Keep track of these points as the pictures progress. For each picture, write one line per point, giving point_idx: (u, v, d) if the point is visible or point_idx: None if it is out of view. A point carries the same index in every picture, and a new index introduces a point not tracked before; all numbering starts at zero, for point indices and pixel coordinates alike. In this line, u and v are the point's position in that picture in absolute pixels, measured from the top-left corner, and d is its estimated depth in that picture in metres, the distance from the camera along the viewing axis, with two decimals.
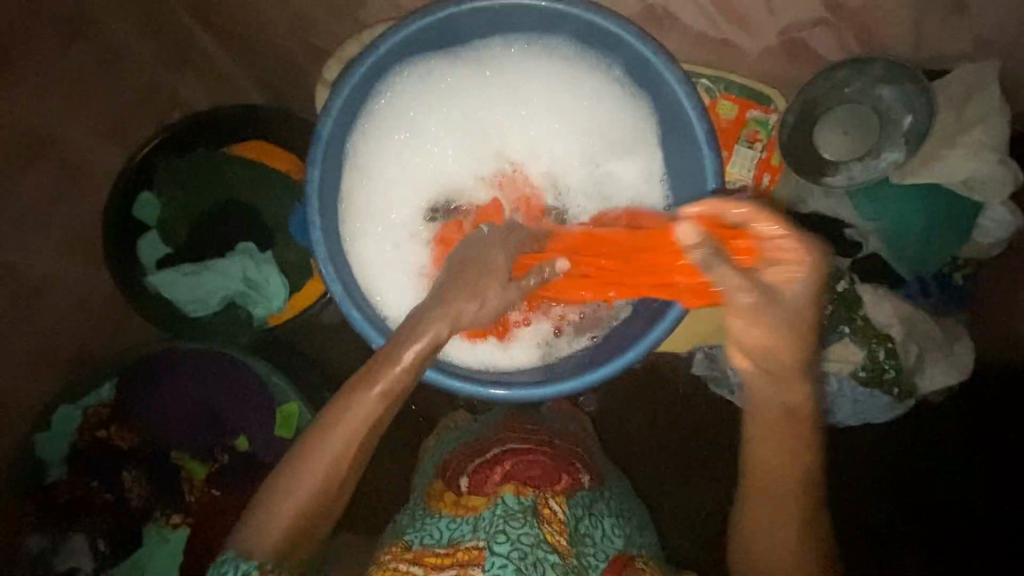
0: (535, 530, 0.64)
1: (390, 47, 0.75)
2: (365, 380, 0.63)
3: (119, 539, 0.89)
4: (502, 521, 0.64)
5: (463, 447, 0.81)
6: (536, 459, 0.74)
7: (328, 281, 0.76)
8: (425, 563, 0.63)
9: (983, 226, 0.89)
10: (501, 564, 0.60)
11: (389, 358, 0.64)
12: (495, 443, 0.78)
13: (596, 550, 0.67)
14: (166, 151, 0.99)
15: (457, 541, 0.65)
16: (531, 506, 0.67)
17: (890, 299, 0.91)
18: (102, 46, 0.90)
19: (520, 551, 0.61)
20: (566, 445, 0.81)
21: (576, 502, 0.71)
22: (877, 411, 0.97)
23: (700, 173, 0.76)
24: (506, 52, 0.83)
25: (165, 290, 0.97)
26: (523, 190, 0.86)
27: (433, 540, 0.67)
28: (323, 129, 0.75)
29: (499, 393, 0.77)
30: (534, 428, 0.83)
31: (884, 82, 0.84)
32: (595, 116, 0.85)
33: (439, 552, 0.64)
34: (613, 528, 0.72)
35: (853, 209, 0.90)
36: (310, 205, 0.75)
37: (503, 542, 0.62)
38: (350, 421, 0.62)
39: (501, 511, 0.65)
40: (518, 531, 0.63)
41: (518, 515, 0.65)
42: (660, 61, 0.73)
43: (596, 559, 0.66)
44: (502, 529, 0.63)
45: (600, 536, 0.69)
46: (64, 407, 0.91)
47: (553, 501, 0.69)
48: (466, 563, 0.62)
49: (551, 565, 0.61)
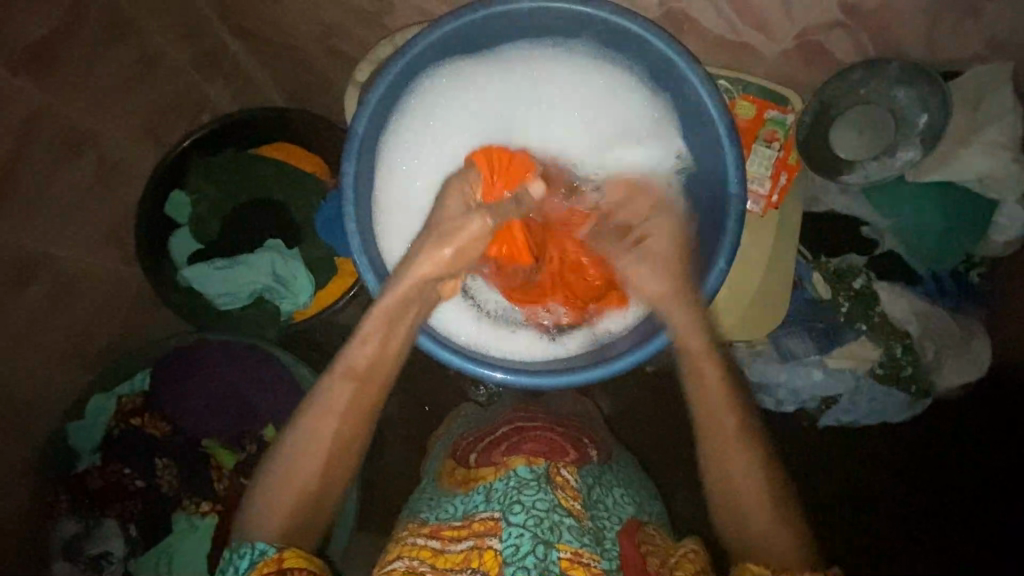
0: (549, 496, 0.65)
1: (423, 47, 0.77)
2: (355, 343, 0.70)
3: (147, 525, 0.91)
4: (517, 492, 0.65)
5: (473, 431, 0.85)
6: (544, 435, 0.76)
7: (361, 270, 0.78)
8: (443, 536, 0.65)
9: (999, 225, 0.90)
10: (518, 532, 0.61)
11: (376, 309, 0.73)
12: (503, 423, 0.82)
13: (610, 514, 0.69)
14: (199, 150, 1.02)
15: (472, 513, 0.67)
16: (545, 474, 0.68)
17: (907, 296, 0.93)
18: (137, 48, 0.94)
19: (535, 518, 0.62)
20: (575, 425, 0.85)
21: (586, 473, 0.73)
22: (895, 409, 0.98)
23: (721, 168, 0.79)
24: (531, 55, 0.86)
25: (197, 284, 1.00)
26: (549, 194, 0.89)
27: (448, 514, 0.69)
28: (358, 125, 0.78)
29: (514, 381, 0.79)
30: (544, 412, 0.88)
31: (898, 83, 0.86)
32: (614, 116, 0.88)
33: (456, 524, 0.66)
34: (622, 497, 0.73)
35: (870, 208, 0.94)
36: (345, 198, 0.78)
37: (519, 512, 0.63)
38: (318, 408, 0.67)
39: (514, 482, 0.66)
40: (533, 498, 0.64)
41: (531, 483, 0.66)
42: (684, 62, 0.76)
43: (610, 522, 0.68)
44: (517, 499, 0.64)
45: (612, 503, 0.71)
46: (97, 399, 0.94)
47: (564, 470, 0.70)
48: (482, 534, 0.64)
49: (568, 528, 0.63)
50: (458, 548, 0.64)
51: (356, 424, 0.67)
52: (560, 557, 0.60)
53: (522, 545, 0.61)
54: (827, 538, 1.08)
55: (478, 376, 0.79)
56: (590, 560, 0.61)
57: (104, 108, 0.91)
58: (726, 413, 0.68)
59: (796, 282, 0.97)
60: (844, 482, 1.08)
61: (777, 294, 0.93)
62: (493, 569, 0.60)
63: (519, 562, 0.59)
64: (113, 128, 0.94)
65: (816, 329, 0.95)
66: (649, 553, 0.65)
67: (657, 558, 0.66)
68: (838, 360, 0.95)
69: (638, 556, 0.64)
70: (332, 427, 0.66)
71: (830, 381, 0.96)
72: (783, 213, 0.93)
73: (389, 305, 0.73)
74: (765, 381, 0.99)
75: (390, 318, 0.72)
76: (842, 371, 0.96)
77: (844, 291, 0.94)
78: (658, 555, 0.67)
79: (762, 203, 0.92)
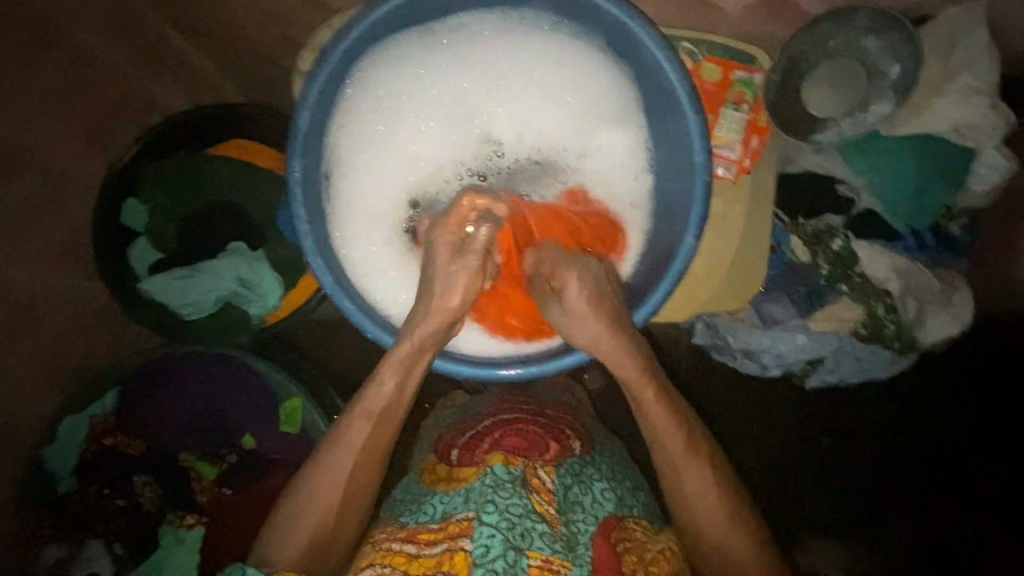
0: (524, 500, 0.66)
1: (363, 29, 0.72)
2: (348, 422, 0.70)
3: (133, 542, 0.90)
4: (490, 492, 0.66)
5: (454, 424, 0.86)
6: (526, 430, 0.78)
7: (318, 272, 0.74)
8: (418, 541, 0.67)
9: (978, 173, 0.87)
10: (490, 533, 0.62)
11: (366, 398, 0.70)
12: (485, 416, 0.83)
13: (585, 515, 0.70)
14: (148, 157, 0.97)
15: (449, 515, 0.67)
16: (520, 476, 0.69)
17: (885, 253, 0.90)
18: (70, 52, 0.88)
19: (508, 521, 0.63)
20: (555, 415, 0.85)
21: (565, 470, 0.74)
22: (879, 366, 0.97)
23: (685, 138, 0.74)
24: (482, 30, 0.81)
25: (159, 296, 0.96)
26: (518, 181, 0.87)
27: (427, 516, 0.69)
28: (301, 118, 0.73)
29: (512, 372, 0.77)
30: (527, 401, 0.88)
31: (869, 31, 0.83)
32: (573, 91, 0.84)
33: (433, 527, 0.67)
34: (604, 492, 0.74)
35: (847, 167, 0.90)
36: (294, 198, 0.73)
37: (492, 512, 0.64)
38: (326, 479, 0.68)
39: (490, 482, 0.67)
40: (507, 501, 0.65)
41: (506, 485, 0.66)
42: (639, 27, 0.71)
43: (585, 524, 0.69)
44: (491, 500, 0.65)
45: (591, 501, 0.72)
46: (70, 417, 0.91)
47: (541, 471, 0.72)
48: (456, 536, 0.65)
49: (540, 534, 0.64)
50: (432, 552, 0.65)
51: (364, 474, 0.70)
52: (530, 564, 0.62)
53: (493, 547, 0.62)
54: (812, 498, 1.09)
55: (456, 374, 0.77)
56: (560, 566, 0.63)
57: (42, 119, 0.86)
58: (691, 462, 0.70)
59: (773, 247, 0.94)
60: None
61: (754, 258, 0.91)
62: (464, 570, 0.62)
63: (488, 564, 0.61)
64: (55, 140, 0.89)
65: (797, 293, 0.93)
66: (624, 550, 0.67)
67: (634, 553, 0.68)
68: (822, 323, 0.94)
69: (612, 555, 0.66)
70: (340, 486, 0.68)
71: (813, 345, 0.95)
72: (756, 177, 0.90)
73: (372, 408, 0.70)
74: (751, 347, 0.97)
75: (401, 370, 0.71)
76: (826, 334, 0.95)
77: (823, 253, 0.92)
78: (633, 549, 0.68)
79: (733, 167, 0.89)
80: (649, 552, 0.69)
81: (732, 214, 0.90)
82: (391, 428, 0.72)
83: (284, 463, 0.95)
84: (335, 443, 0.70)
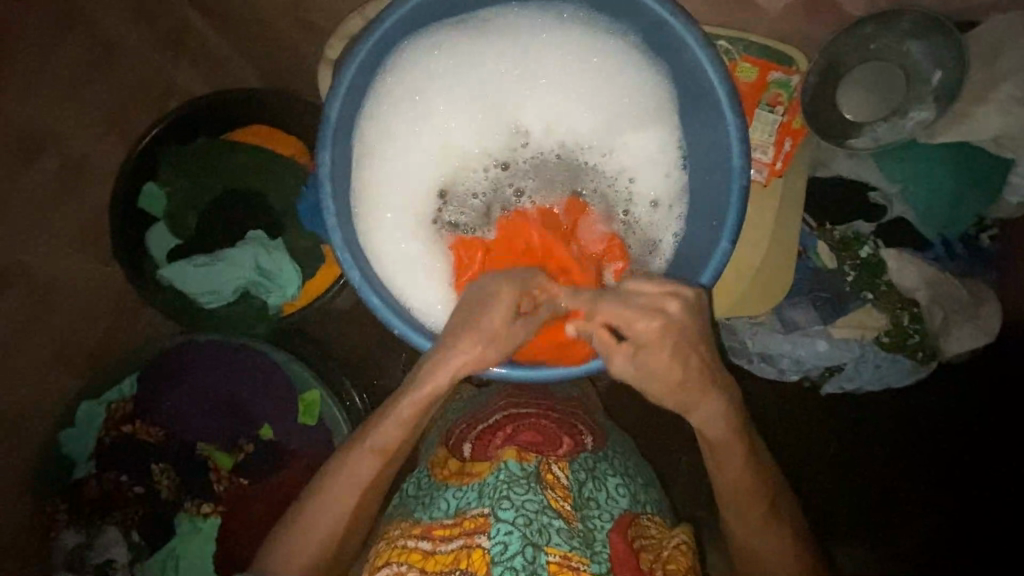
0: (539, 497, 0.65)
1: (398, 18, 0.71)
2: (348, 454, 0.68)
3: (150, 531, 0.91)
4: (506, 487, 0.65)
5: (463, 418, 0.85)
6: (536, 425, 0.78)
7: (345, 266, 0.72)
8: (434, 536, 0.65)
9: (1012, 184, 0.86)
10: (506, 530, 0.61)
11: (369, 435, 0.67)
12: (495, 409, 0.83)
13: (601, 511, 0.69)
14: (166, 141, 0.96)
15: (463, 510, 0.67)
16: (535, 471, 0.68)
17: (914, 262, 0.89)
18: None
19: (525, 517, 0.62)
20: (568, 409, 0.85)
21: (578, 465, 0.74)
22: (899, 376, 0.95)
23: (723, 139, 0.72)
24: (515, 22, 0.80)
25: (177, 282, 0.94)
26: (551, 179, 0.85)
27: (441, 512, 0.68)
28: (331, 108, 0.71)
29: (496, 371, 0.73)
30: (536, 395, 0.87)
31: (910, 36, 0.82)
32: (604, 86, 0.83)
33: (448, 523, 0.66)
34: (617, 488, 0.74)
35: (881, 174, 0.88)
36: (323, 190, 0.71)
37: (508, 508, 0.63)
38: (331, 494, 0.67)
39: (505, 477, 0.66)
40: (522, 497, 0.64)
41: (521, 481, 0.66)
42: (680, 24, 0.69)
43: (602, 520, 0.68)
44: (506, 495, 0.64)
45: (604, 498, 0.71)
46: (87, 404, 0.91)
47: (555, 467, 0.71)
48: (472, 532, 0.64)
49: (557, 530, 0.63)
50: (448, 548, 0.64)
51: (376, 495, 0.68)
52: (548, 561, 0.60)
53: (511, 544, 0.60)
54: (822, 504, 1.09)
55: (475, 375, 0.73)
56: (578, 563, 0.62)
57: None
58: (760, 482, 0.69)
59: (799, 251, 0.93)
60: (843, 447, 1.08)
61: (779, 259, 0.90)
62: (481, 568, 0.61)
63: (506, 561, 0.59)
64: None
65: (820, 299, 0.92)
66: (641, 549, 0.66)
67: (650, 552, 0.68)
68: (844, 329, 0.92)
69: (629, 551, 0.65)
70: (351, 500, 0.67)
71: (835, 351, 0.93)
72: (787, 180, 0.89)
73: (375, 448, 0.67)
74: (770, 352, 0.95)
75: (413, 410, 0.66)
76: (848, 340, 0.93)
77: (849, 259, 0.91)
78: (649, 548, 0.68)
79: (765, 171, 0.88)
80: (665, 552, 0.68)
81: (761, 214, 0.89)
82: (401, 456, 0.69)
83: (298, 454, 0.94)
84: (335, 471, 0.68)
